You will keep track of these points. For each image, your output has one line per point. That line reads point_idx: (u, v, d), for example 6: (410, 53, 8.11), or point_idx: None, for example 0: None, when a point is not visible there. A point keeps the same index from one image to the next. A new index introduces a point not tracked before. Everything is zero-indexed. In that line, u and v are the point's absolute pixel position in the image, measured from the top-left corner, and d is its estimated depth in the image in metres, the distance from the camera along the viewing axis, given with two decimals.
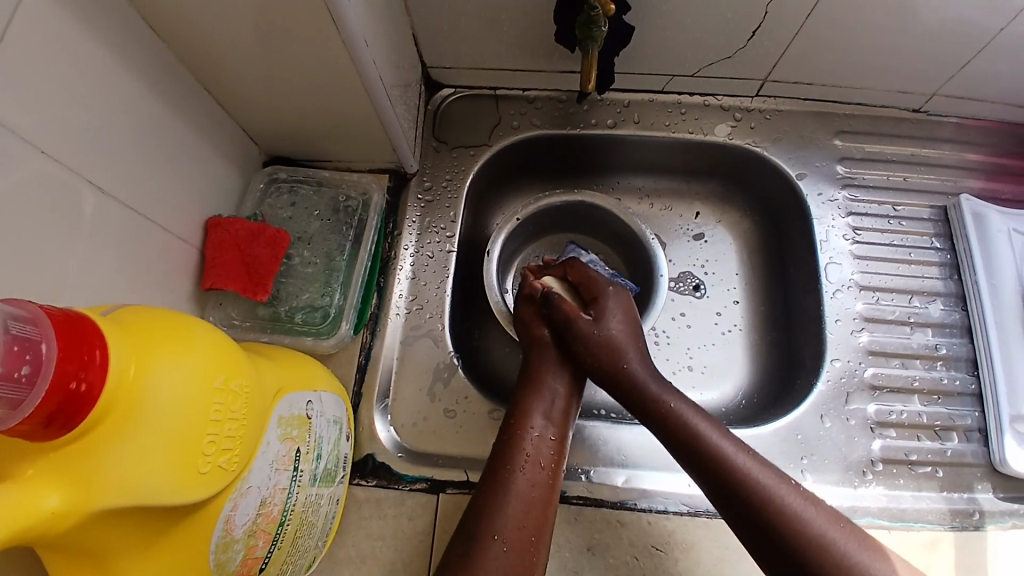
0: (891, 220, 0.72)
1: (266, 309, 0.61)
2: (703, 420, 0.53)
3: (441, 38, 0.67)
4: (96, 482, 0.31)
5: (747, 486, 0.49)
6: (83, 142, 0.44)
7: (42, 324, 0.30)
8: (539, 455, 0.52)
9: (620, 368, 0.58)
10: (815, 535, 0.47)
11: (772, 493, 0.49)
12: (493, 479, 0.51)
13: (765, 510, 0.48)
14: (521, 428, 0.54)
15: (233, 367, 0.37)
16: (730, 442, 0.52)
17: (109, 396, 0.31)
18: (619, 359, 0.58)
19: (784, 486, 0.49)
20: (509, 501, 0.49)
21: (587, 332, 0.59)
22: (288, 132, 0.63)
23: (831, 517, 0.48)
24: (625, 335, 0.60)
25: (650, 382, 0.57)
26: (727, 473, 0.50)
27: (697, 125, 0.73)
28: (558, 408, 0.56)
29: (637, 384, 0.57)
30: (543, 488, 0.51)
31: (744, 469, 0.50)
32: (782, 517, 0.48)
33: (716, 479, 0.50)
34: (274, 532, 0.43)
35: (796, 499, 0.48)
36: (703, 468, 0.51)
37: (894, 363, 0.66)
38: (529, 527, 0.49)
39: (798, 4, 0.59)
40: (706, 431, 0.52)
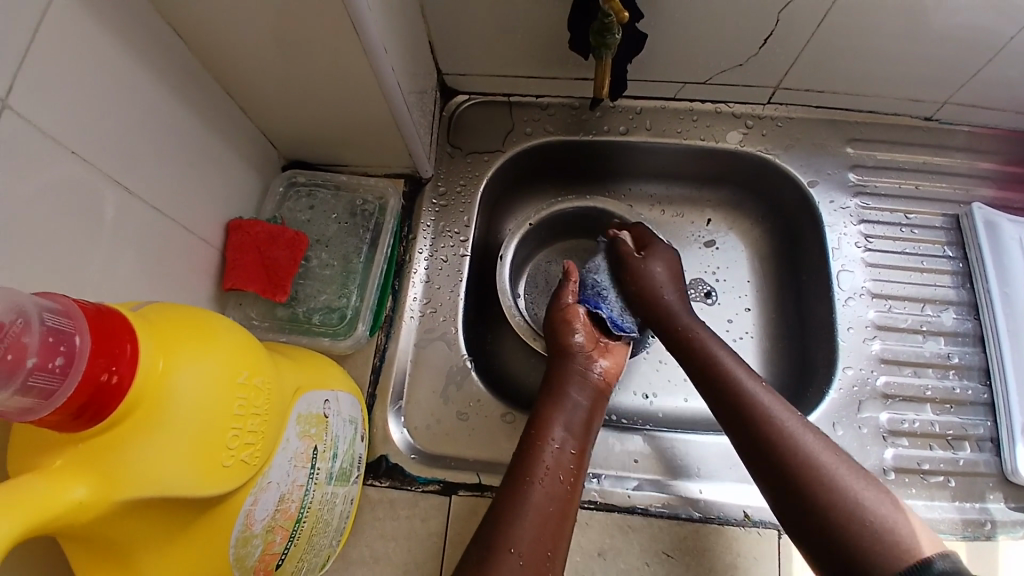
0: (903, 228, 0.72)
1: (284, 310, 0.62)
2: (719, 346, 0.58)
3: (456, 46, 0.68)
4: (123, 474, 0.32)
5: (743, 398, 0.53)
6: (109, 144, 0.45)
7: (76, 317, 0.31)
8: (558, 466, 0.53)
9: (656, 299, 0.64)
10: (801, 448, 0.49)
11: (765, 408, 0.52)
12: (511, 492, 0.51)
13: (756, 419, 0.52)
14: (540, 441, 0.54)
15: (256, 363, 0.38)
16: (744, 370, 0.56)
17: (138, 390, 0.32)
18: (653, 292, 0.65)
19: (781, 406, 0.52)
20: (526, 515, 0.49)
21: (635, 269, 0.67)
22: (306, 137, 0.64)
23: (827, 444, 0.49)
24: (663, 278, 0.66)
25: (681, 313, 0.63)
26: (727, 387, 0.55)
27: (709, 132, 0.73)
28: (579, 418, 0.57)
29: (667, 312, 0.63)
30: (560, 501, 0.51)
31: (744, 384, 0.54)
32: (772, 428, 0.51)
33: (720, 392, 0.55)
34: (292, 529, 0.44)
35: (790, 418, 0.51)
36: (710, 383, 0.56)
37: (907, 372, 0.66)
38: (545, 541, 0.49)
39: (809, 12, 0.60)
40: (718, 353, 0.57)
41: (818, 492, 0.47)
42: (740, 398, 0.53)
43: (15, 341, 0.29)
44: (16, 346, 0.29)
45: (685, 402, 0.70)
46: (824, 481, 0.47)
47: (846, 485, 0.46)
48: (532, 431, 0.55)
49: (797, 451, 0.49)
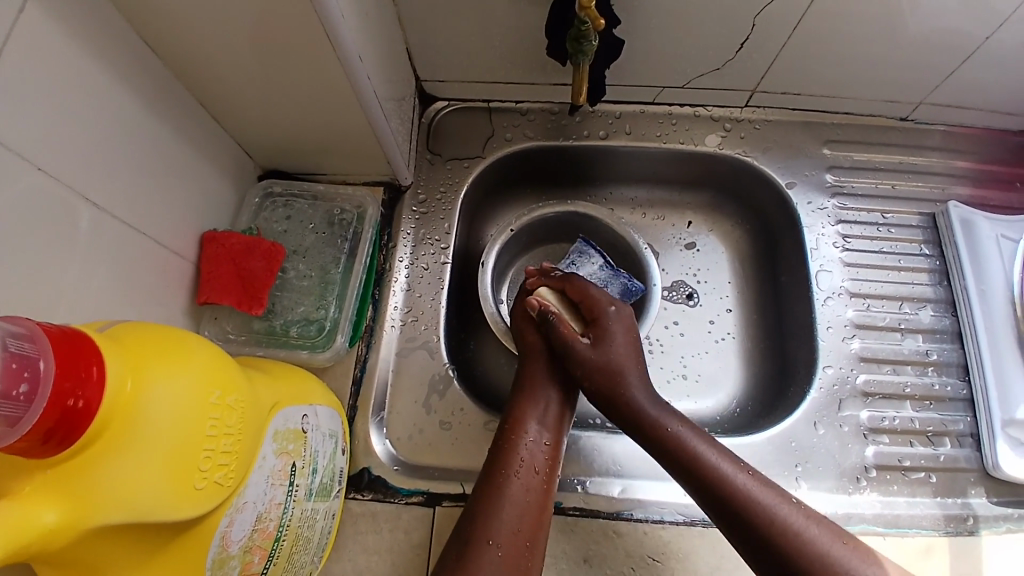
0: (880, 227, 0.72)
1: (261, 323, 0.61)
2: (706, 447, 0.52)
3: (434, 52, 0.68)
4: (92, 499, 0.31)
5: (758, 515, 0.48)
6: (79, 157, 0.44)
7: (40, 340, 0.30)
8: (534, 459, 0.53)
9: (616, 391, 0.57)
10: (833, 564, 0.46)
11: (783, 521, 0.48)
12: (488, 485, 0.51)
13: (776, 538, 0.47)
14: (516, 432, 0.54)
15: (228, 382, 0.37)
16: (730, 463, 0.51)
17: (106, 411, 0.31)
18: (619, 383, 0.57)
19: (796, 513, 0.48)
20: (504, 506, 0.49)
21: (587, 356, 0.59)
22: (282, 146, 0.63)
23: (846, 543, 0.47)
24: (626, 357, 0.59)
25: (649, 406, 0.55)
26: (736, 502, 0.49)
27: (688, 136, 0.73)
28: (553, 412, 0.57)
29: (633, 408, 0.56)
30: (538, 495, 0.51)
31: (754, 497, 0.49)
32: (797, 545, 0.47)
33: (713, 496, 0.50)
34: (270, 547, 0.43)
35: (808, 524, 0.47)
36: (711, 496, 0.50)
37: (886, 370, 0.67)
38: (523, 531, 0.49)
39: (784, 17, 0.61)
40: (711, 459, 0.51)
41: None
42: (754, 514, 0.48)
43: None
44: None
45: None
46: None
47: None
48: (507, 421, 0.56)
49: (830, 569, 0.45)
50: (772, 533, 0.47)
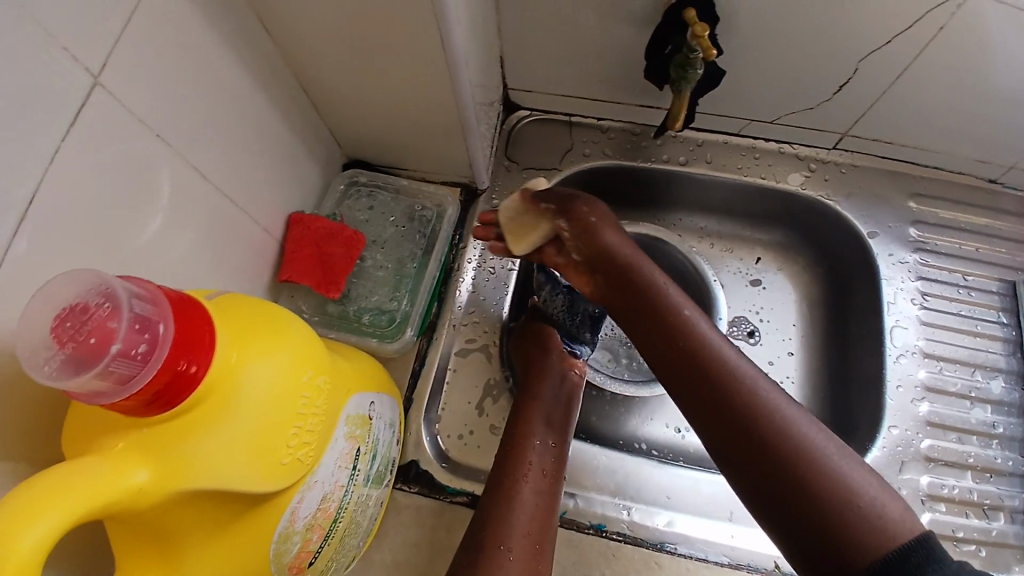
0: (959, 289, 0.70)
1: (335, 306, 0.62)
2: (695, 312, 0.51)
3: (526, 62, 0.69)
4: (187, 463, 0.32)
5: (712, 361, 0.47)
6: (192, 130, 0.47)
7: (161, 305, 0.32)
8: (541, 463, 0.54)
9: (610, 251, 0.54)
10: (776, 418, 0.44)
11: (736, 372, 0.46)
12: (497, 487, 0.51)
13: (735, 396, 0.45)
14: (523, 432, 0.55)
15: (319, 364, 0.39)
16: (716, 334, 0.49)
17: (212, 379, 0.32)
18: (599, 242, 0.55)
19: (749, 367, 0.47)
20: (515, 510, 0.50)
21: (582, 213, 0.56)
22: (371, 138, 0.65)
23: (794, 406, 0.45)
24: (617, 234, 0.56)
25: (639, 263, 0.54)
26: (693, 347, 0.48)
27: (770, 171, 0.72)
28: (557, 414, 0.58)
29: (623, 261, 0.54)
30: (546, 498, 0.52)
31: (712, 345, 0.48)
32: (744, 396, 0.45)
33: (685, 353, 0.48)
34: (328, 528, 0.44)
35: (758, 380, 0.46)
36: (667, 341, 0.49)
37: (951, 437, 0.65)
38: (532, 534, 0.49)
39: (887, 63, 0.60)
40: (677, 304, 0.51)
41: (807, 474, 0.41)
42: (708, 360, 0.47)
43: (100, 325, 0.29)
44: (101, 331, 0.29)
45: None
46: (804, 461, 0.42)
47: (842, 479, 0.41)
48: (515, 421, 0.57)
49: (771, 423, 0.43)
50: (739, 394, 0.45)
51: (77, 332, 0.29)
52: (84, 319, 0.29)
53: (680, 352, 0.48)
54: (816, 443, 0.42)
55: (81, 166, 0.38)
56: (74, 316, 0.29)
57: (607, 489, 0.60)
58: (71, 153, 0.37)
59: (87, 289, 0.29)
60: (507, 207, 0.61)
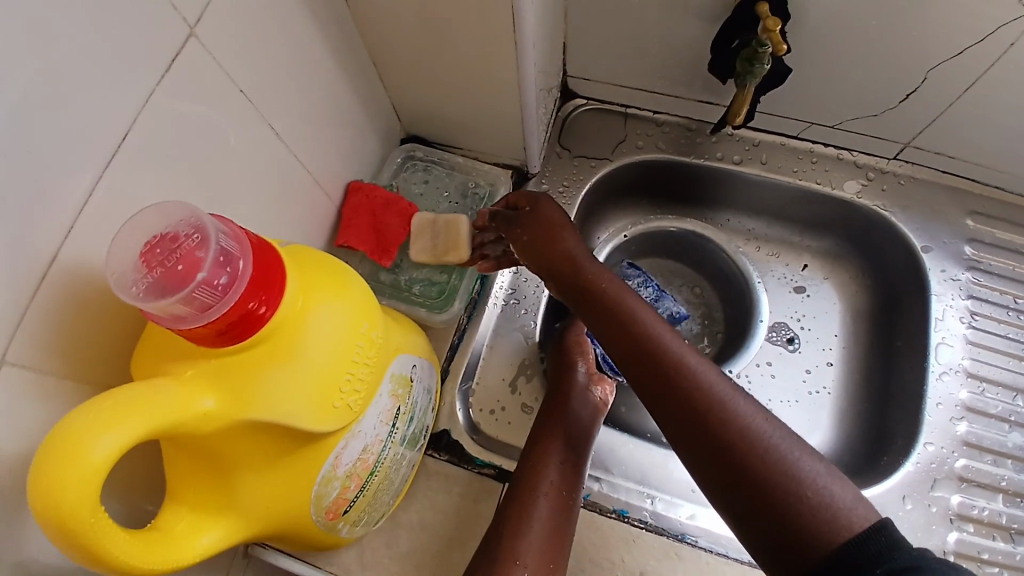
0: (1010, 312, 0.68)
1: (387, 275, 0.63)
2: (641, 307, 0.50)
3: (589, 51, 0.69)
4: (251, 393, 0.34)
5: (657, 349, 0.47)
6: (270, 90, 0.49)
7: (243, 244, 0.33)
8: (561, 480, 0.53)
9: (556, 251, 0.55)
10: (719, 402, 0.43)
11: (680, 360, 0.46)
12: (513, 504, 0.51)
13: (680, 393, 0.44)
14: (542, 444, 0.55)
15: (374, 319, 0.40)
16: (663, 327, 0.49)
17: (279, 319, 0.34)
18: (548, 243, 0.56)
19: (692, 353, 0.46)
20: (532, 527, 0.50)
21: (527, 223, 0.57)
22: (431, 114, 0.66)
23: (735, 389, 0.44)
24: (567, 229, 0.56)
25: (587, 263, 0.54)
26: (638, 335, 0.48)
27: (826, 177, 0.71)
28: (579, 431, 0.57)
29: (569, 262, 0.54)
30: (561, 513, 0.52)
31: (656, 333, 0.48)
32: (687, 383, 0.44)
33: (631, 352, 0.48)
34: (365, 479, 0.45)
35: (702, 365, 0.45)
36: (615, 330, 0.50)
37: (987, 459, 0.63)
38: (547, 552, 0.49)
39: (960, 74, 0.58)
40: (623, 293, 0.51)
41: (756, 470, 0.40)
42: (652, 348, 0.47)
43: (188, 254, 0.31)
44: (188, 259, 0.31)
45: None
46: (749, 446, 0.41)
47: (793, 471, 0.40)
48: (536, 432, 0.57)
49: (714, 410, 0.43)
50: (685, 392, 0.44)
51: (166, 259, 0.31)
52: (173, 248, 0.32)
53: (628, 352, 0.48)
54: (762, 430, 0.41)
55: (169, 112, 0.40)
56: (165, 244, 0.32)
57: (633, 477, 0.62)
58: (161, 98, 0.39)
59: (178, 221, 0.32)
60: (417, 249, 0.62)
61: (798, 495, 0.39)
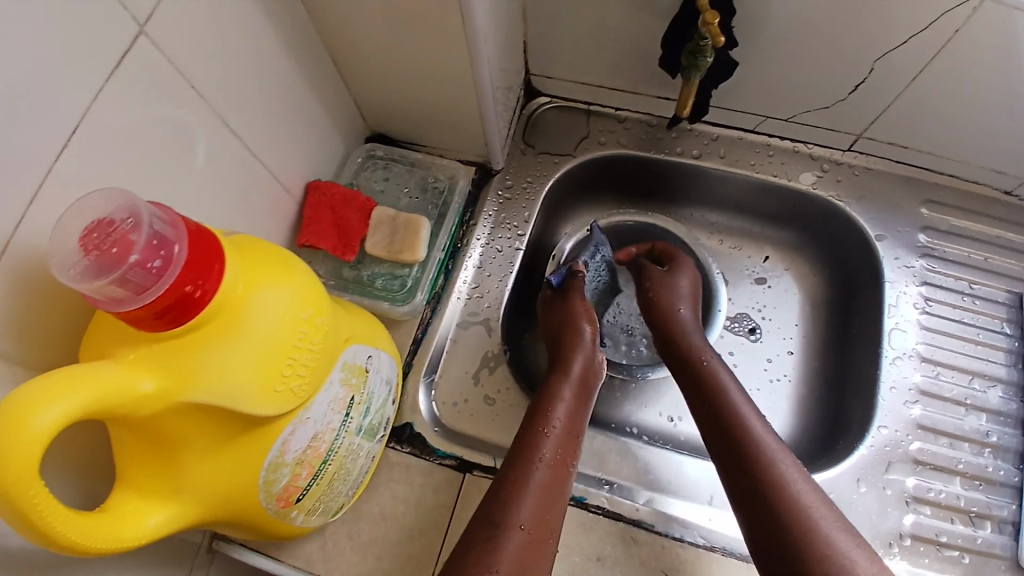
0: (965, 297, 0.69)
1: (350, 271, 0.63)
2: (727, 374, 0.58)
3: (550, 49, 0.70)
4: (191, 375, 0.34)
5: (736, 425, 0.54)
6: (227, 89, 0.49)
7: (180, 229, 0.34)
8: (562, 445, 0.54)
9: (669, 309, 0.65)
10: (786, 486, 0.49)
11: (748, 424, 0.54)
12: (517, 463, 0.52)
13: (746, 448, 0.52)
14: (540, 422, 0.55)
15: (320, 306, 0.41)
16: (741, 395, 0.57)
17: (217, 303, 0.35)
18: (667, 301, 0.65)
19: (770, 439, 0.52)
20: (529, 488, 0.50)
21: (656, 280, 0.68)
22: (395, 112, 0.67)
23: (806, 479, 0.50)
24: (687, 295, 0.66)
25: (692, 328, 0.63)
26: (723, 409, 0.55)
27: (782, 170, 0.73)
28: (580, 400, 0.58)
29: (675, 323, 0.64)
30: (558, 479, 0.52)
31: (739, 412, 0.55)
32: (759, 463, 0.51)
33: (710, 405, 0.56)
34: (317, 467, 0.46)
35: (777, 452, 0.52)
36: (703, 399, 0.57)
37: (942, 442, 0.64)
38: (542, 515, 0.49)
39: (905, 64, 0.60)
40: (717, 369, 0.58)
41: (792, 524, 0.47)
42: (732, 424, 0.54)
43: (122, 238, 0.32)
44: (122, 242, 0.32)
45: None
46: (806, 529, 0.47)
47: (825, 534, 0.46)
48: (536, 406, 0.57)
49: (780, 490, 0.49)
50: (750, 450, 0.52)
51: (102, 242, 0.32)
52: (109, 232, 0.32)
53: (707, 401, 0.57)
54: (803, 495, 0.48)
55: (120, 109, 0.40)
56: (102, 228, 0.32)
57: (591, 465, 0.63)
58: (111, 97, 0.40)
59: (115, 207, 0.33)
60: (374, 243, 0.62)
61: (823, 554, 0.45)
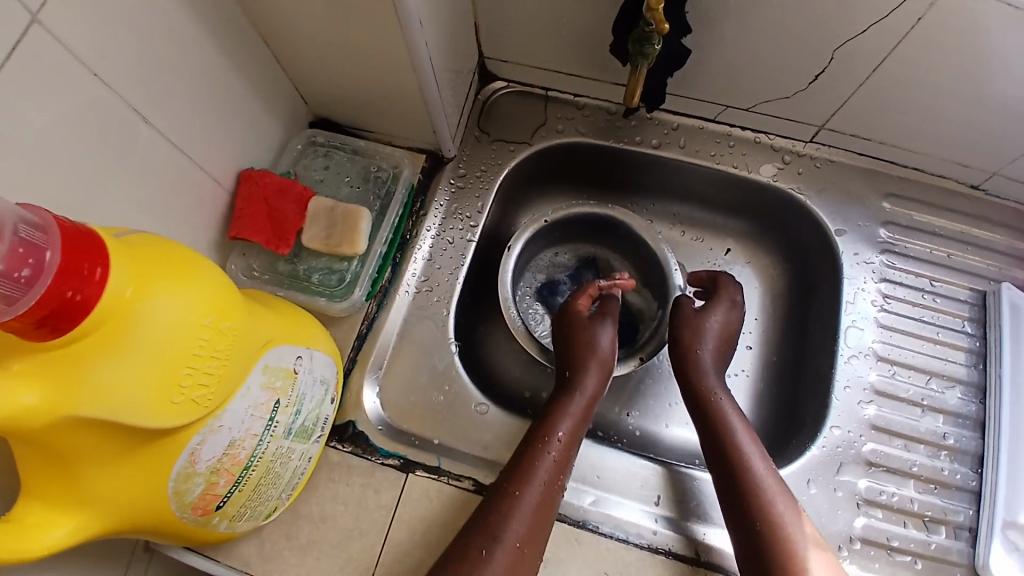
0: (925, 294, 0.68)
1: (285, 265, 0.61)
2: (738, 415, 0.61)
3: (503, 32, 0.67)
4: (75, 389, 0.32)
5: (740, 467, 0.57)
6: (140, 76, 0.46)
7: (51, 233, 0.32)
8: (557, 466, 0.55)
9: (690, 348, 0.65)
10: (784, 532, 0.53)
11: (753, 467, 0.57)
12: (513, 484, 0.53)
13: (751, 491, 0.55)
14: (543, 439, 0.57)
15: (227, 310, 0.39)
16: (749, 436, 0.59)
17: (101, 310, 0.33)
18: (691, 341, 0.65)
19: (773, 481, 0.56)
20: (520, 510, 0.52)
21: (687, 317, 0.67)
22: (338, 97, 0.64)
23: (802, 525, 0.54)
24: (716, 334, 0.65)
25: (710, 368, 0.64)
26: (729, 449, 0.58)
27: (742, 160, 0.71)
28: (581, 420, 0.59)
29: (694, 361, 0.65)
30: (551, 499, 0.54)
31: (744, 451, 0.58)
32: (762, 507, 0.54)
33: (718, 443, 0.59)
34: (238, 474, 0.44)
35: (779, 496, 0.55)
36: (710, 435, 0.60)
37: (897, 444, 0.63)
38: (529, 536, 0.51)
39: (866, 53, 0.57)
40: (724, 407, 0.61)
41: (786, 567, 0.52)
42: (737, 464, 0.57)
43: None
44: None
45: (665, 428, 0.72)
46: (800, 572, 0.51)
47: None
48: (541, 422, 0.58)
49: (778, 534, 0.53)
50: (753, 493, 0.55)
51: None
52: None
53: (715, 439, 0.59)
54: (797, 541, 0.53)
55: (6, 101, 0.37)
56: None
57: None
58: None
59: None
60: (311, 237, 0.60)
61: None
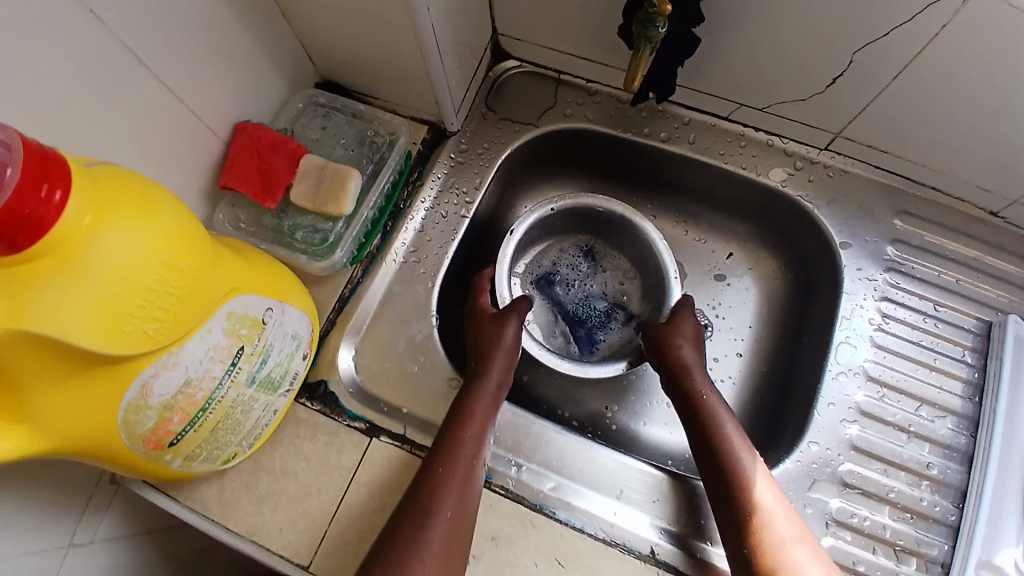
0: (927, 319, 0.65)
1: (271, 220, 0.62)
2: (725, 413, 0.60)
3: (517, 9, 0.66)
4: (25, 308, 0.33)
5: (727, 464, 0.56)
6: (140, 19, 0.46)
7: (14, 150, 0.33)
8: (469, 455, 0.55)
9: (671, 347, 0.65)
10: (764, 516, 0.53)
11: (738, 464, 0.56)
12: (428, 476, 0.53)
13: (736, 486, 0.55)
14: (455, 430, 0.56)
15: (186, 249, 0.39)
16: (737, 432, 0.58)
17: (56, 234, 0.33)
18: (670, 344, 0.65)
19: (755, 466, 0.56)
20: (438, 502, 0.51)
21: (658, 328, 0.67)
22: (344, 60, 0.64)
23: (784, 506, 0.54)
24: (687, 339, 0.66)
25: (694, 365, 0.64)
26: (715, 439, 0.58)
27: (752, 162, 0.69)
28: (489, 407, 0.59)
29: (678, 359, 0.64)
30: (464, 487, 0.53)
31: (727, 435, 0.58)
32: (742, 489, 0.54)
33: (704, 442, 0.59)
34: (193, 414, 0.45)
35: (760, 476, 0.55)
36: (699, 433, 0.59)
37: (876, 468, 0.60)
38: (449, 528, 0.51)
39: (889, 57, 0.54)
40: (708, 396, 0.61)
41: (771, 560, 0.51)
42: (720, 449, 0.57)
43: None
44: None
45: (643, 426, 0.70)
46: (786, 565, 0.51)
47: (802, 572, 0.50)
48: (453, 414, 0.57)
49: (763, 522, 0.53)
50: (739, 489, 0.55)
51: None
52: None
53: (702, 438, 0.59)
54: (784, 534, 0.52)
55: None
56: None
57: (504, 444, 0.61)
58: None
59: None
60: (299, 193, 0.60)
61: None
